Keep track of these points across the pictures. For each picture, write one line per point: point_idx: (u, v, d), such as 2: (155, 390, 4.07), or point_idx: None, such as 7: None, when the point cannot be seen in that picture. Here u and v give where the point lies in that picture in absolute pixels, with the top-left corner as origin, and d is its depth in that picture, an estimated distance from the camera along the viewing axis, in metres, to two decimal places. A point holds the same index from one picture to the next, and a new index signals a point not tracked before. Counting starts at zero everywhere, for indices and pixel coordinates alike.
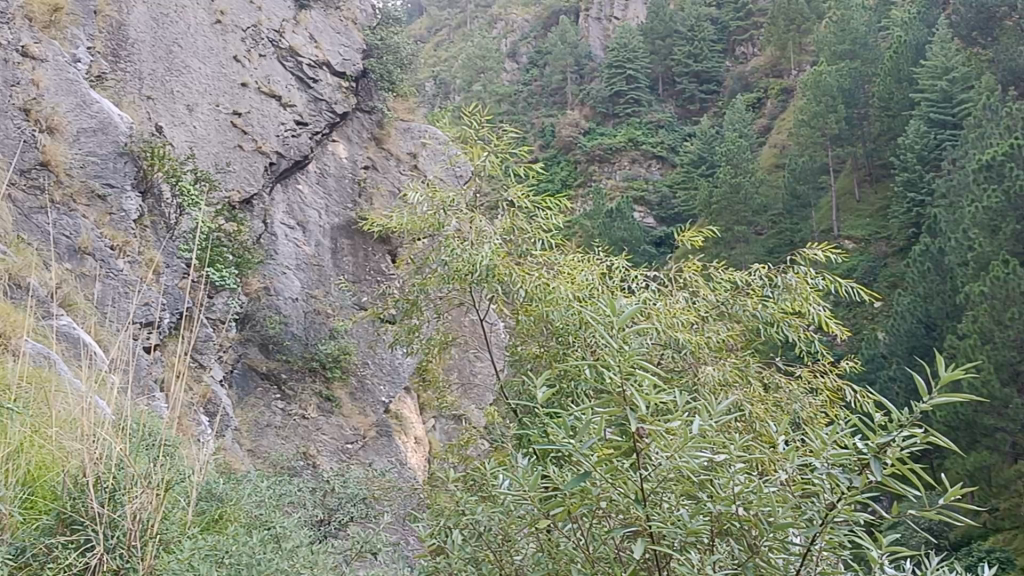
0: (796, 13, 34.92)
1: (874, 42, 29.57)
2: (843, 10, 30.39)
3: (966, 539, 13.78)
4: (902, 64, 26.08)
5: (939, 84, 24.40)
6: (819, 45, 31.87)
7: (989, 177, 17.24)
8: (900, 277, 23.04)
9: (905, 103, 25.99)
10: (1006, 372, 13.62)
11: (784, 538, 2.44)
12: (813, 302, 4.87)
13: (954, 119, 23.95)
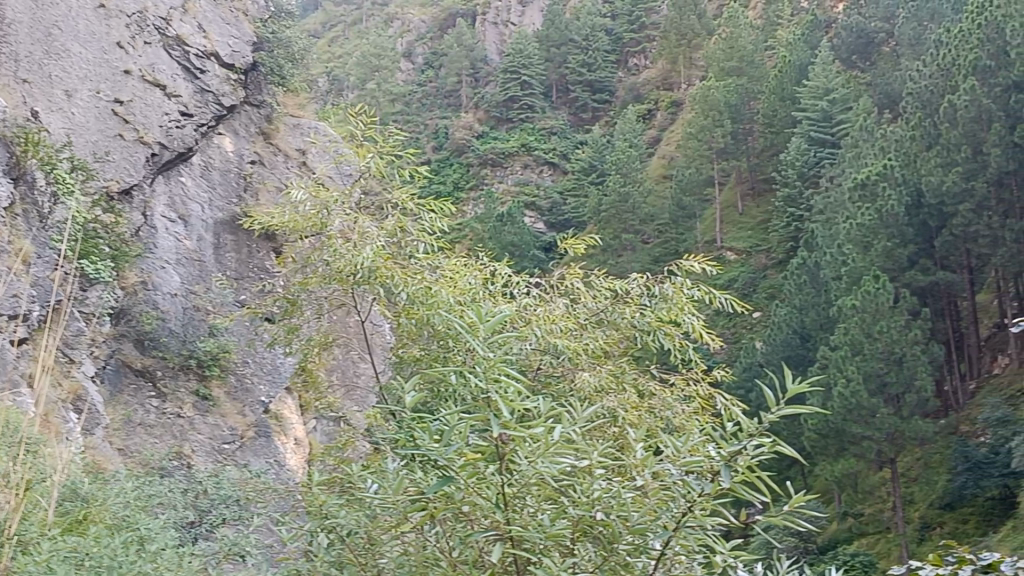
0: (687, 29, 35.82)
1: (760, 61, 30.44)
2: (732, 27, 31.27)
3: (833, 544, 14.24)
4: (786, 83, 26.97)
5: (820, 104, 25.31)
6: (708, 61, 32.73)
7: (863, 195, 17.94)
8: (778, 289, 23.89)
9: (789, 120, 26.86)
10: (874, 383, 14.16)
11: (642, 540, 2.52)
12: (688, 311, 4.99)
13: (834, 138, 24.85)
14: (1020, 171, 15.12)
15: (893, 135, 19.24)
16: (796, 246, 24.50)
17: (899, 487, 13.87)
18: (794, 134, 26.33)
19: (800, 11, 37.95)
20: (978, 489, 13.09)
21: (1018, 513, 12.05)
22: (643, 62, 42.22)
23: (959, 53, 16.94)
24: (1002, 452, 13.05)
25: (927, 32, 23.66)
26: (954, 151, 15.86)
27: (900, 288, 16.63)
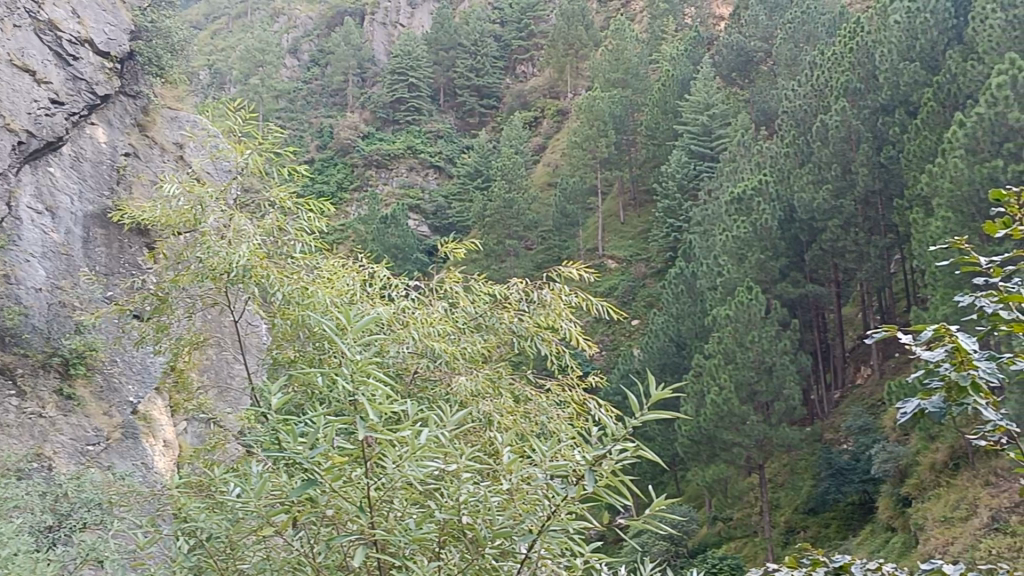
0: (574, 39, 36.40)
1: (645, 74, 31.35)
2: (618, 40, 31.92)
3: (703, 547, 14.62)
4: (668, 97, 27.65)
5: (700, 118, 26.00)
6: (594, 71, 33.30)
7: (739, 209, 18.21)
8: (656, 298, 24.51)
9: (670, 133, 27.70)
10: (744, 391, 14.56)
11: (507, 543, 2.54)
12: (565, 318, 5.05)
13: (712, 152, 25.68)
14: (885, 190, 15.80)
15: (768, 151, 19.87)
16: (674, 256, 25.11)
17: (766, 492, 14.34)
18: (674, 147, 27.04)
19: (683, 27, 38.94)
20: (840, 495, 13.62)
21: (877, 517, 12.54)
22: (530, 70, 42.66)
23: (832, 75, 17.58)
24: (862, 459, 13.61)
25: (803, 54, 24.50)
26: (825, 168, 16.44)
27: (772, 299, 17.19)
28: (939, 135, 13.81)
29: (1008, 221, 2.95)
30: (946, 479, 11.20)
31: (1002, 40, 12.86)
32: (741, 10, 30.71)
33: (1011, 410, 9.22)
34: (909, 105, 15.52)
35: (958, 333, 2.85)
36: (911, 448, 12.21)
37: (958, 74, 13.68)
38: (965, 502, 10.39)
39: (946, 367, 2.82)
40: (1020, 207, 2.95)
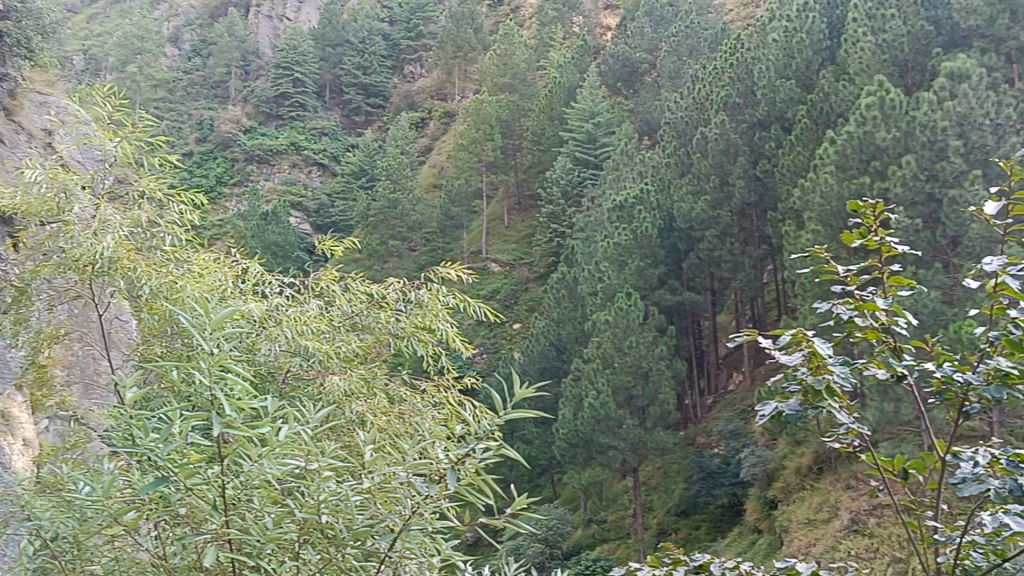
0: (463, 42, 36.66)
1: (533, 80, 31.75)
2: (506, 45, 32.31)
3: (578, 549, 14.82)
4: (554, 104, 28.06)
5: (585, 126, 26.36)
6: (482, 75, 33.52)
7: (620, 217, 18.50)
8: (538, 302, 24.82)
9: (556, 139, 28.04)
10: (622, 396, 14.78)
11: (367, 544, 2.53)
12: (443, 319, 5.03)
13: (596, 160, 26.07)
14: (760, 203, 16.31)
15: (650, 161, 20.30)
16: (557, 261, 25.43)
17: (639, 494, 14.63)
18: (559, 153, 27.38)
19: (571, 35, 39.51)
20: (710, 497, 13.98)
21: (745, 520, 12.82)
22: (418, 70, 42.86)
23: (713, 89, 18.05)
24: (732, 463, 14.03)
25: (686, 67, 25.11)
26: (704, 180, 16.88)
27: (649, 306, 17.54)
28: (812, 152, 14.33)
29: (864, 233, 3.06)
30: (811, 483, 11.62)
31: (871, 63, 13.43)
32: (626, 21, 31.37)
33: (872, 416, 9.62)
34: (784, 121, 16.03)
35: (815, 339, 2.94)
36: (778, 452, 12.64)
37: (830, 93, 14.20)
38: (827, 504, 10.79)
39: (804, 370, 2.90)
40: (875, 219, 3.07)
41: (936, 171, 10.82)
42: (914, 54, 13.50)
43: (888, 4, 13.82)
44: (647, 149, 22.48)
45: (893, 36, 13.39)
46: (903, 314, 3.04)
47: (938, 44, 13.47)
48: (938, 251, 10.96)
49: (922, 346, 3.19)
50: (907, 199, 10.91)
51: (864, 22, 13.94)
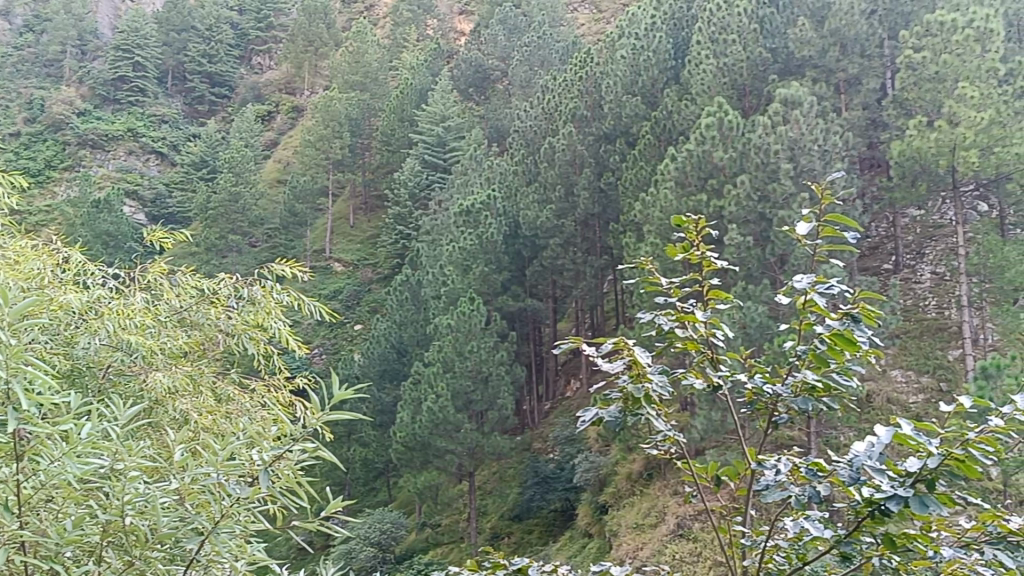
0: (316, 36, 36.36)
1: (384, 79, 31.70)
2: (359, 43, 32.24)
3: (410, 553, 14.79)
4: (405, 105, 28.10)
5: (435, 129, 26.51)
6: (333, 71, 33.24)
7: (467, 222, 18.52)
8: (380, 304, 24.73)
9: (405, 141, 28.04)
10: (461, 400, 14.83)
11: (172, 547, 2.45)
12: (275, 317, 4.89)
13: (444, 164, 26.11)
14: (603, 215, 16.70)
15: (498, 168, 20.47)
16: (401, 263, 25.37)
17: (473, 498, 14.69)
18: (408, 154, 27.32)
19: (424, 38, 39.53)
20: (543, 502, 14.21)
21: (576, 524, 13.05)
22: (266, 63, 42.77)
23: (561, 100, 18.38)
24: (566, 468, 14.31)
25: (537, 77, 25.43)
26: (549, 189, 17.12)
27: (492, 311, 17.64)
28: (653, 167, 14.75)
29: (686, 247, 3.15)
30: (640, 488, 11.97)
31: (711, 85, 13.98)
32: (481, 28, 31.68)
33: (700, 424, 9.97)
34: (629, 136, 16.49)
35: (635, 347, 3.00)
36: (611, 458, 12.99)
37: (673, 111, 14.65)
38: (655, 510, 11.12)
39: (625, 377, 2.95)
40: (697, 234, 3.17)
41: (767, 193, 11.33)
42: (751, 79, 14.13)
43: (729, 29, 14.22)
44: (494, 156, 22.70)
45: (734, 60, 13.93)
46: (721, 327, 3.15)
47: (774, 71, 14.18)
48: (766, 268, 11.45)
49: (737, 358, 3.32)
50: (740, 217, 11.42)
51: (707, 45, 14.38)
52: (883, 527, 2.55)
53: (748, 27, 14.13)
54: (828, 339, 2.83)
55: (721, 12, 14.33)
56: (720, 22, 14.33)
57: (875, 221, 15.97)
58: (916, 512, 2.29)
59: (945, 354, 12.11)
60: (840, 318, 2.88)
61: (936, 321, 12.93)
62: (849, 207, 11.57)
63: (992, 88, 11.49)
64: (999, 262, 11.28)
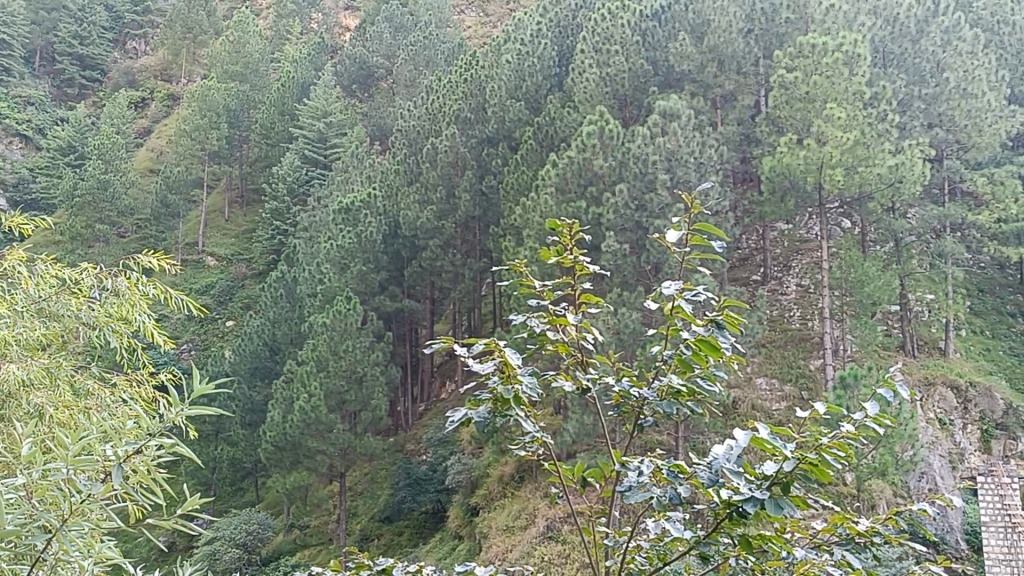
0: (194, 23, 35.52)
1: (264, 71, 31.37)
2: (239, 33, 31.59)
3: (275, 555, 14.53)
4: (286, 99, 27.71)
5: (316, 124, 26.12)
6: (210, 59, 32.45)
7: (345, 219, 18.21)
8: (253, 301, 24.39)
9: (284, 135, 27.58)
10: (333, 399, 14.62)
11: (17, 548, 2.32)
12: (139, 311, 4.74)
13: (325, 160, 25.81)
14: (482, 218, 16.79)
15: (379, 167, 20.31)
16: (276, 259, 25.03)
17: (343, 499, 14.51)
18: (288, 149, 26.83)
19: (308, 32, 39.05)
20: (414, 504, 14.14)
21: (447, 526, 13.02)
22: (141, 48, 41.49)
23: (445, 101, 18.35)
24: (438, 471, 14.29)
25: (422, 77, 25.28)
26: (430, 189, 17.02)
27: (368, 311, 17.47)
28: (535, 172, 14.87)
29: (559, 251, 3.17)
30: (511, 491, 12.04)
31: (594, 94, 14.14)
32: (366, 25, 31.42)
33: (572, 428, 10.06)
34: (512, 140, 16.62)
35: (506, 349, 2.99)
36: (483, 461, 13.06)
37: (556, 118, 14.82)
38: (525, 512, 11.19)
39: (496, 378, 2.93)
40: (571, 239, 3.19)
41: (644, 202, 11.58)
42: (632, 90, 14.35)
43: (613, 39, 14.37)
44: (375, 154, 22.56)
45: (615, 70, 14.12)
46: (591, 331, 3.19)
47: (654, 83, 14.44)
48: (641, 275, 11.67)
49: (604, 362, 3.37)
50: (618, 225, 11.57)
51: (590, 55, 14.54)
52: (739, 528, 2.63)
53: (631, 39, 14.33)
54: (692, 344, 2.90)
55: (605, 22, 14.46)
56: (603, 32, 14.48)
57: (746, 234, 16.52)
58: (772, 514, 2.37)
59: (807, 364, 12.64)
60: (705, 324, 2.96)
61: (799, 331, 13.48)
62: (722, 219, 11.92)
63: (857, 111, 12.01)
64: (859, 277, 11.85)
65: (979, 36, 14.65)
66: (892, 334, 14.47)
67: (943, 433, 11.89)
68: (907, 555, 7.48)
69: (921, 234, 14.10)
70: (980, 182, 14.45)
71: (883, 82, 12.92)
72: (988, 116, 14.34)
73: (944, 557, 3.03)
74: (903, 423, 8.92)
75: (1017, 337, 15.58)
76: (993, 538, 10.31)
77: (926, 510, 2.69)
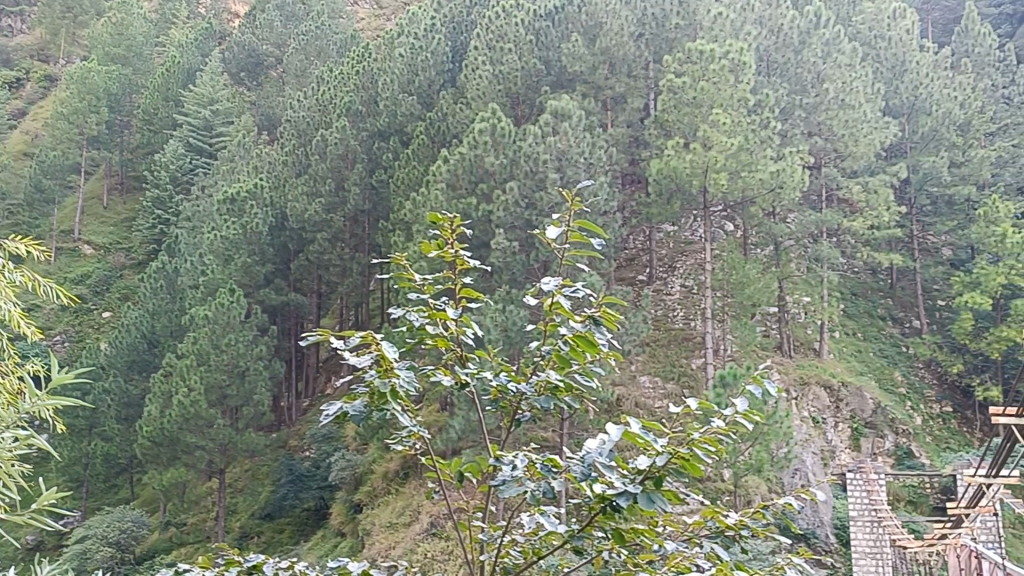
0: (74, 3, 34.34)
1: (148, 54, 30.53)
2: (122, 15, 30.63)
3: (150, 553, 14.20)
4: (171, 84, 26.95)
5: (202, 112, 25.48)
6: (90, 40, 31.38)
7: (230, 210, 17.81)
8: (133, 291, 23.76)
9: (168, 122, 26.71)
10: (214, 394, 14.31)
11: None
12: (6, 298, 4.47)
13: (210, 149, 25.27)
14: (372, 212, 16.65)
15: (267, 157, 19.93)
16: (157, 250, 24.44)
17: (223, 496, 14.22)
18: (171, 136, 26.06)
19: (196, 16, 38.11)
20: (296, 501, 13.97)
21: (329, 523, 12.86)
22: (17, 25, 39.82)
23: (336, 93, 18.14)
24: (321, 467, 14.15)
25: (313, 67, 24.87)
26: (319, 182, 16.77)
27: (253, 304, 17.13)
28: (426, 167, 14.73)
29: (440, 244, 3.15)
30: (396, 487, 12.00)
31: (487, 91, 14.06)
32: (256, 10, 30.82)
33: (457, 425, 10.07)
34: (403, 135, 16.54)
35: (383, 343, 2.94)
36: (367, 458, 12.98)
37: (448, 114, 14.79)
38: (409, 509, 11.16)
39: (372, 372, 2.86)
40: (452, 232, 3.17)
41: (534, 201, 11.70)
42: (525, 88, 14.35)
43: (506, 38, 14.33)
44: (262, 145, 22.15)
45: (508, 69, 14.09)
46: (471, 326, 3.17)
47: (546, 83, 14.53)
48: (530, 273, 11.72)
49: (483, 357, 3.35)
50: (507, 222, 11.63)
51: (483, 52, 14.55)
52: (612, 523, 2.64)
53: (524, 37, 14.31)
54: (570, 341, 2.92)
55: (500, 20, 14.41)
56: (497, 30, 14.43)
57: (633, 235, 16.81)
58: (644, 507, 2.39)
59: (688, 362, 12.98)
60: (582, 320, 2.98)
61: (682, 331, 13.82)
62: (609, 220, 12.11)
63: (742, 117, 12.48)
64: (739, 279, 12.21)
65: (857, 50, 15.26)
66: (770, 335, 14.89)
67: (816, 431, 12.35)
68: (778, 549, 7.86)
69: (799, 238, 14.60)
70: (856, 190, 15.10)
71: (766, 90, 13.32)
72: (863, 126, 14.76)
73: (807, 549, 3.13)
74: (777, 421, 9.23)
75: (886, 339, 16.29)
76: (860, 532, 10.86)
77: (790, 504, 2.77)
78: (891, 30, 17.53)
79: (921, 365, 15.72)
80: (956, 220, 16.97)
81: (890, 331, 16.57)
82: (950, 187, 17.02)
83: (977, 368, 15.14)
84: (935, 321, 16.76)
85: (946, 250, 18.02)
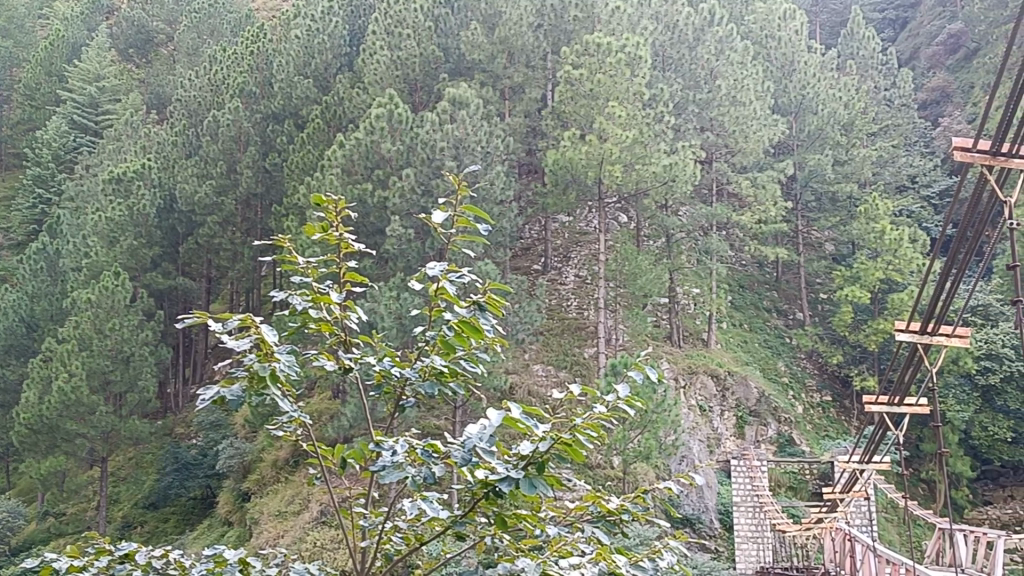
0: None
1: (30, 27, 29.62)
2: None
3: (25, 544, 13.70)
4: (54, 58, 26.10)
5: (87, 88, 24.57)
6: None
7: (116, 190, 17.29)
8: (11, 272, 22.75)
9: (51, 97, 25.54)
10: (97, 380, 13.87)
11: None
12: None
13: (95, 127, 24.39)
14: (265, 196, 16.38)
15: (155, 137, 19.39)
16: (37, 231, 22.94)
17: (105, 485, 13.79)
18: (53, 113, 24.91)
19: None
20: (182, 489, 13.72)
21: (216, 512, 12.64)
22: None
23: (230, 74, 17.79)
24: (209, 455, 13.88)
25: (206, 46, 24.18)
26: (211, 164, 16.38)
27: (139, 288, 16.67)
28: (321, 152, 14.48)
29: (324, 227, 3.10)
30: (285, 475, 11.86)
31: (384, 76, 13.81)
32: None
33: (349, 412, 10.01)
34: (298, 118, 16.27)
35: (263, 326, 2.87)
36: (256, 445, 12.77)
37: (345, 98, 14.63)
38: (299, 497, 11.04)
39: (252, 356, 2.79)
40: (336, 215, 3.13)
41: (429, 188, 11.69)
42: (423, 75, 14.27)
43: (404, 24, 14.27)
44: (151, 125, 21.54)
45: (407, 54, 13.98)
46: (355, 310, 3.13)
47: (444, 70, 14.50)
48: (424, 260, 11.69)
49: (367, 342, 3.31)
50: (403, 209, 11.57)
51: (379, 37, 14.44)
52: (494, 509, 2.64)
53: (422, 24, 14.30)
54: (455, 326, 2.90)
55: (398, 5, 14.33)
56: (396, 15, 14.35)
57: (528, 225, 16.91)
58: (527, 492, 2.38)
59: (581, 351, 13.16)
60: (468, 306, 2.97)
61: (575, 320, 13.97)
62: (505, 209, 12.17)
63: (636, 110, 12.69)
64: (632, 269, 12.42)
65: (749, 49, 15.75)
66: (660, 324, 15.20)
67: (702, 419, 12.67)
68: (664, 535, 8.04)
69: (690, 231, 14.91)
70: (744, 185, 15.45)
71: (661, 85, 13.64)
72: (753, 123, 15.14)
73: (685, 533, 3.18)
74: (665, 407, 9.43)
75: (770, 331, 16.78)
76: (743, 517, 11.24)
77: (670, 488, 2.80)
78: (781, 30, 18.05)
79: (803, 356, 16.27)
80: (839, 215, 17.57)
81: (775, 323, 17.05)
82: (833, 184, 17.63)
83: (856, 359, 15.70)
84: (817, 313, 17.37)
85: (829, 245, 18.66)
